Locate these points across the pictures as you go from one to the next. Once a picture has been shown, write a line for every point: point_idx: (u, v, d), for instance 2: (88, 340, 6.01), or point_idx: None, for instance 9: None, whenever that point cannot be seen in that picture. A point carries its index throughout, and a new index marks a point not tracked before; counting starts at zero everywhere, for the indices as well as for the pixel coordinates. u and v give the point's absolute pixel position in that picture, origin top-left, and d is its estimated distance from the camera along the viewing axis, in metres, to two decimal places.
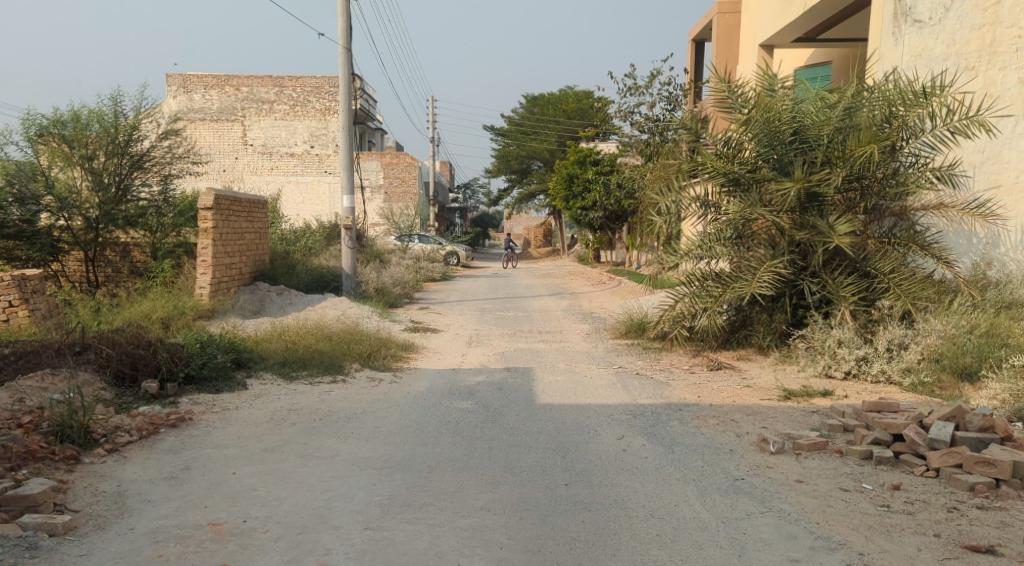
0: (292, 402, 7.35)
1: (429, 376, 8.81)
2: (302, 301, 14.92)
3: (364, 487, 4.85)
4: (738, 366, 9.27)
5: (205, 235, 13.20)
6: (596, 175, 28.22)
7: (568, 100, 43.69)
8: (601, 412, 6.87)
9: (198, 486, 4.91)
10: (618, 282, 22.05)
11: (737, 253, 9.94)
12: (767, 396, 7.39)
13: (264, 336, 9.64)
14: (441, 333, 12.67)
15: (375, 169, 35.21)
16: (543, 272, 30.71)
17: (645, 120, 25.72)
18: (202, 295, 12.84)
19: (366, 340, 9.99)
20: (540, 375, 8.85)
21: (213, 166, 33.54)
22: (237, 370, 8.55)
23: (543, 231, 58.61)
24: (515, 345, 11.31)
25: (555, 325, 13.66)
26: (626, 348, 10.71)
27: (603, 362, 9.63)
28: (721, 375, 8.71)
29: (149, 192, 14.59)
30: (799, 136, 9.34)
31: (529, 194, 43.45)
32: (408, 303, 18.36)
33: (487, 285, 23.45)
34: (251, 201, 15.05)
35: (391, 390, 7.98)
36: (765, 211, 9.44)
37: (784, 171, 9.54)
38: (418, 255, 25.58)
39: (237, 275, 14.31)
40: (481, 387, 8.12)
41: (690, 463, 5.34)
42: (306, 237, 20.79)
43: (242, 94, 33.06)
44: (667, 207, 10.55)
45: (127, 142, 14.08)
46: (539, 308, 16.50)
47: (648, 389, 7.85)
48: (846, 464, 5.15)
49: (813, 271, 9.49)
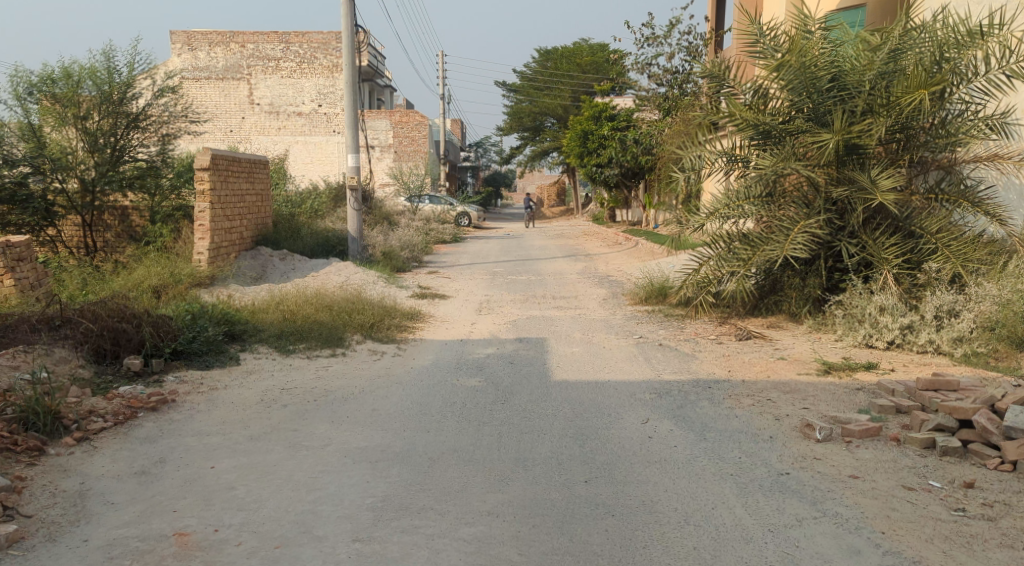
0: (285, 379, 6.77)
1: (435, 348, 8.23)
2: (307, 266, 14.38)
3: (356, 485, 4.26)
4: (769, 335, 8.61)
5: (202, 198, 12.59)
6: (612, 131, 27.27)
7: (582, 54, 42.19)
8: (623, 391, 6.25)
9: (170, 484, 4.33)
10: (634, 243, 21.33)
11: (768, 212, 9.20)
12: (804, 370, 6.74)
13: (261, 306, 9.07)
14: (450, 300, 12.05)
15: (384, 128, 34.38)
16: (557, 232, 29.96)
17: (664, 71, 24.66)
18: (200, 261, 12.30)
19: (370, 309, 9.40)
20: (554, 346, 8.24)
21: (219, 126, 32.79)
22: (230, 344, 8.01)
23: (557, 189, 57.61)
24: (528, 312, 10.69)
25: (569, 290, 13.00)
26: (646, 315, 10.05)
27: (622, 331, 9.00)
28: (752, 345, 8.05)
29: (146, 153, 13.98)
30: (837, 82, 8.52)
31: (541, 152, 42.48)
32: (417, 267, 17.74)
33: (499, 247, 22.78)
34: (251, 161, 14.39)
35: (394, 365, 7.40)
36: (800, 166, 8.68)
37: (820, 121, 8.74)
38: (428, 217, 24.88)
39: (237, 239, 13.72)
40: (491, 361, 7.52)
41: (725, 453, 4.70)
42: (311, 199, 20.13)
43: (248, 51, 32.20)
44: (689, 163, 9.81)
45: (123, 99, 13.42)
46: (552, 272, 15.84)
47: (674, 362, 7.22)
48: (906, 456, 4.50)
49: (851, 231, 8.76)
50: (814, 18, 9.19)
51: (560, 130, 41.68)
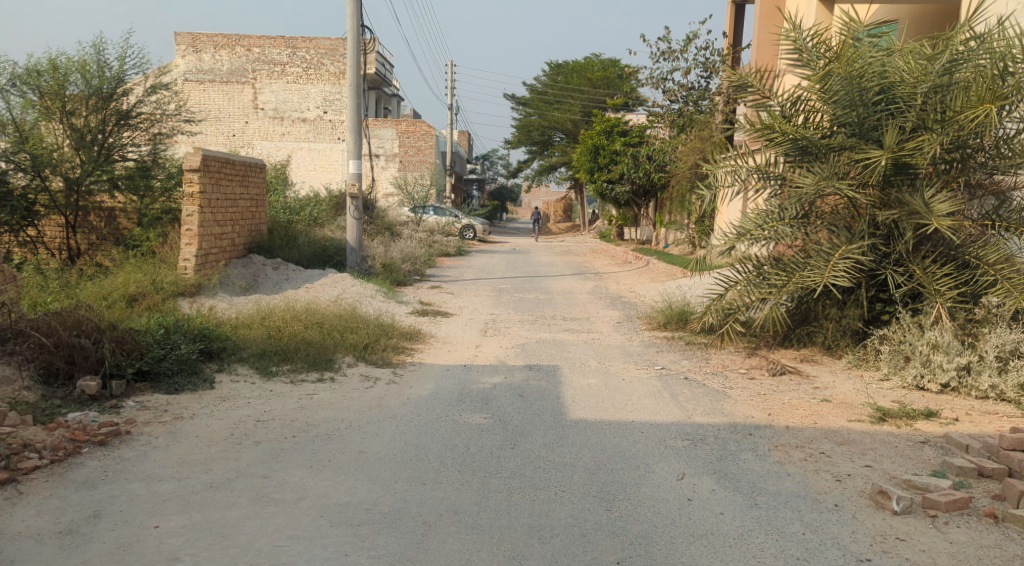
0: (263, 409, 5.91)
1: (435, 375, 7.38)
2: (301, 276, 13.57)
3: (330, 560, 3.41)
4: (805, 370, 7.76)
5: (190, 201, 11.81)
6: (623, 146, 26.36)
7: (594, 68, 41.46)
8: (651, 436, 5.38)
9: (100, 551, 3.47)
10: (646, 262, 20.53)
11: (804, 235, 8.37)
12: (857, 416, 5.88)
13: (244, 322, 8.28)
14: (452, 318, 11.20)
15: (389, 137, 33.66)
16: (564, 249, 29.11)
17: (679, 87, 24.04)
18: (185, 269, 11.50)
19: (364, 328, 8.56)
20: (567, 376, 7.41)
21: (221, 130, 32.09)
22: (206, 364, 7.18)
23: (563, 205, 56.83)
24: (537, 335, 9.86)
25: (581, 310, 12.14)
26: (666, 343, 9.20)
27: (641, 360, 8.17)
28: (789, 382, 7.20)
29: (137, 153, 13.17)
30: (886, 94, 7.72)
31: (549, 166, 41.76)
32: (418, 281, 16.91)
33: (505, 262, 21.94)
34: (245, 163, 13.63)
35: (387, 394, 6.56)
36: (843, 185, 7.85)
37: (866, 137, 7.92)
38: (432, 228, 24.07)
39: (228, 246, 12.93)
40: (497, 392, 6.67)
41: (783, 526, 3.84)
42: (311, 207, 19.34)
43: (253, 55, 31.58)
44: (716, 180, 9.01)
45: (112, 95, 12.67)
46: (562, 290, 14.99)
47: (704, 401, 6.37)
48: (1012, 539, 3.65)
49: (898, 258, 7.92)
50: (860, 23, 8.37)
51: (569, 144, 40.96)
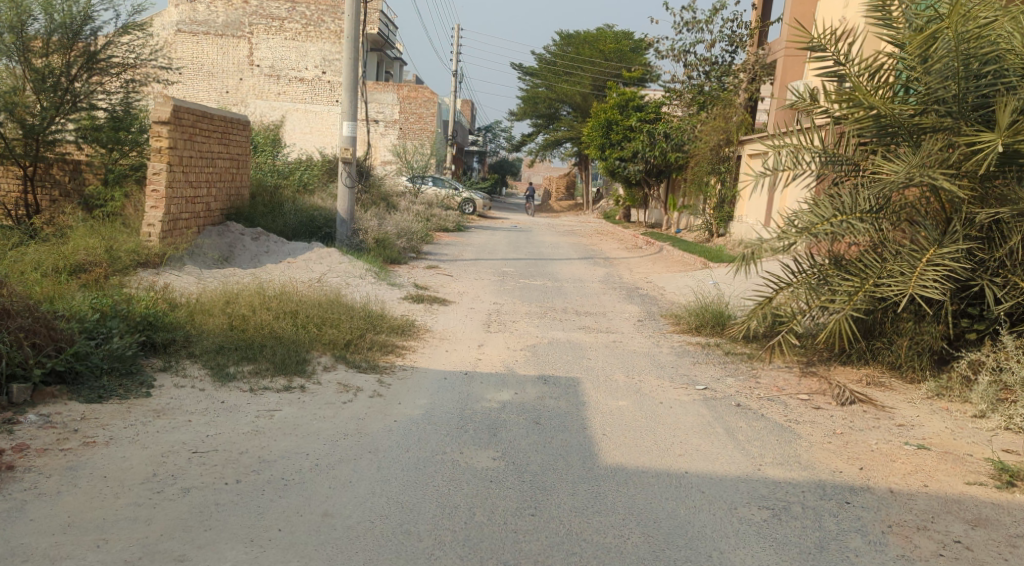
0: (205, 433, 4.52)
1: (428, 387, 6.00)
2: (284, 249, 12.17)
3: None
4: (878, 397, 6.37)
5: (158, 157, 10.30)
6: (639, 122, 24.51)
7: (606, 40, 39.70)
8: (716, 500, 4.01)
9: None
10: (659, 249, 19.18)
11: (879, 232, 6.92)
12: (975, 478, 4.48)
13: (203, 308, 6.91)
14: (451, 307, 9.87)
15: (390, 103, 32.03)
16: (569, 229, 27.68)
17: (701, 61, 22.65)
18: (149, 235, 10.07)
19: (348, 320, 7.17)
20: (591, 394, 6.06)
21: (214, 86, 30.38)
22: (147, 362, 5.80)
23: (564, 183, 55.28)
24: (549, 333, 8.52)
25: (594, 303, 10.78)
26: (702, 353, 7.86)
27: (677, 375, 6.83)
28: (864, 414, 5.83)
29: (107, 102, 11.62)
30: (999, 65, 6.23)
31: (554, 142, 40.30)
32: (414, 259, 15.50)
33: (507, 241, 20.51)
34: (225, 119, 12.14)
35: (367, 414, 5.18)
36: (939, 175, 6.39)
37: (969, 117, 6.45)
38: (431, 201, 22.63)
39: (202, 212, 11.51)
40: (508, 417, 5.29)
41: None
42: (300, 173, 17.85)
43: (251, 8, 29.91)
44: (775, 162, 7.53)
45: (80, 32, 11.02)
46: (570, 277, 13.64)
47: (770, 442, 5.02)
48: None
49: (997, 268, 6.50)
50: None
51: (575, 118, 39.37)
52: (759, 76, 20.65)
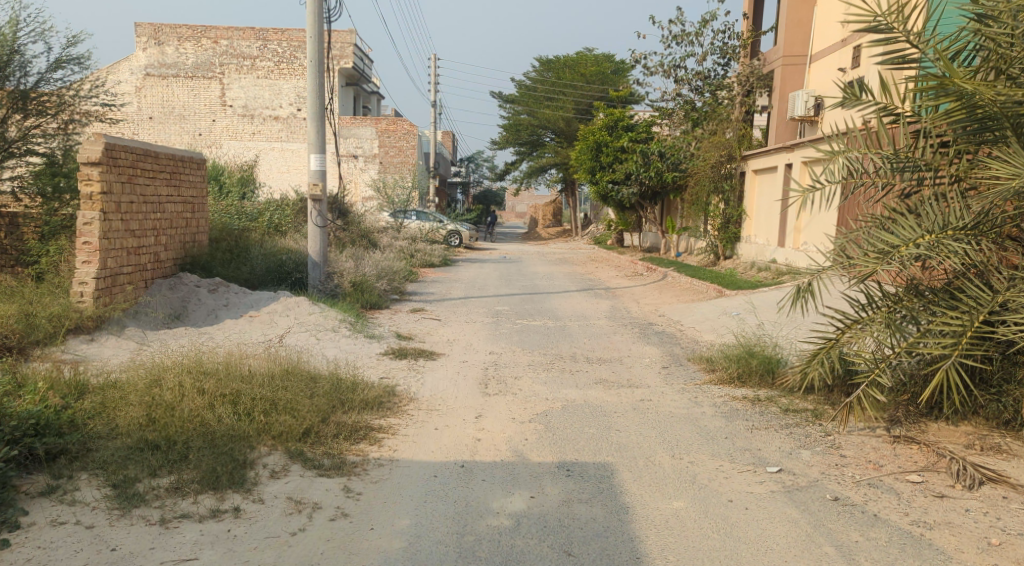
0: None
1: (411, 495, 4.40)
2: (246, 301, 10.47)
3: None
4: (1008, 471, 4.81)
5: (89, 204, 8.67)
6: (631, 142, 22.94)
7: (587, 64, 38.64)
8: None
9: None
10: (663, 276, 17.71)
11: (980, 252, 5.40)
12: None
13: (116, 395, 5.30)
14: (441, 362, 8.30)
15: (369, 137, 30.65)
16: (562, 258, 26.19)
17: (693, 75, 21.45)
18: (81, 296, 8.39)
19: (306, 399, 5.55)
20: (631, 491, 4.49)
21: (186, 129, 28.93)
22: (20, 486, 4.19)
23: (551, 210, 53.98)
24: (563, 394, 6.94)
25: (607, 347, 9.21)
26: (755, 411, 6.30)
27: (737, 450, 5.26)
28: (1007, 504, 4.27)
29: (45, 145, 10.04)
30: None
31: (539, 169, 39.08)
32: (396, 302, 13.91)
33: (498, 275, 18.96)
34: (172, 158, 10.60)
35: (323, 558, 3.59)
36: None
37: None
38: (416, 235, 21.10)
39: (148, 263, 9.90)
40: (530, 547, 3.72)
41: None
42: (270, 213, 16.29)
43: (221, 48, 28.58)
44: (832, 172, 5.99)
45: (8, 71, 9.59)
46: (573, 314, 12.09)
47: None
48: None
49: None
50: None
51: (561, 144, 38.08)
52: (755, 89, 19.57)
